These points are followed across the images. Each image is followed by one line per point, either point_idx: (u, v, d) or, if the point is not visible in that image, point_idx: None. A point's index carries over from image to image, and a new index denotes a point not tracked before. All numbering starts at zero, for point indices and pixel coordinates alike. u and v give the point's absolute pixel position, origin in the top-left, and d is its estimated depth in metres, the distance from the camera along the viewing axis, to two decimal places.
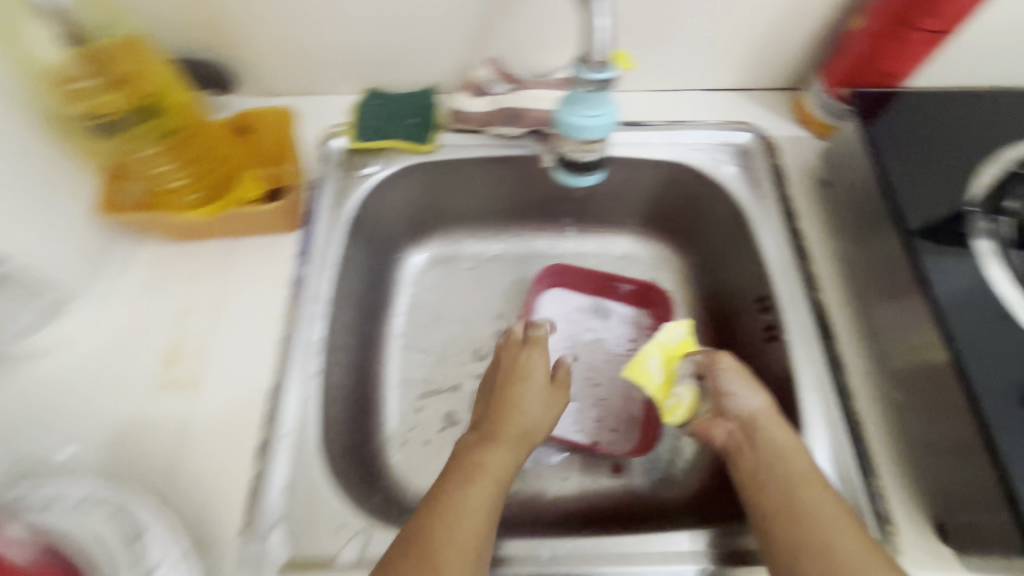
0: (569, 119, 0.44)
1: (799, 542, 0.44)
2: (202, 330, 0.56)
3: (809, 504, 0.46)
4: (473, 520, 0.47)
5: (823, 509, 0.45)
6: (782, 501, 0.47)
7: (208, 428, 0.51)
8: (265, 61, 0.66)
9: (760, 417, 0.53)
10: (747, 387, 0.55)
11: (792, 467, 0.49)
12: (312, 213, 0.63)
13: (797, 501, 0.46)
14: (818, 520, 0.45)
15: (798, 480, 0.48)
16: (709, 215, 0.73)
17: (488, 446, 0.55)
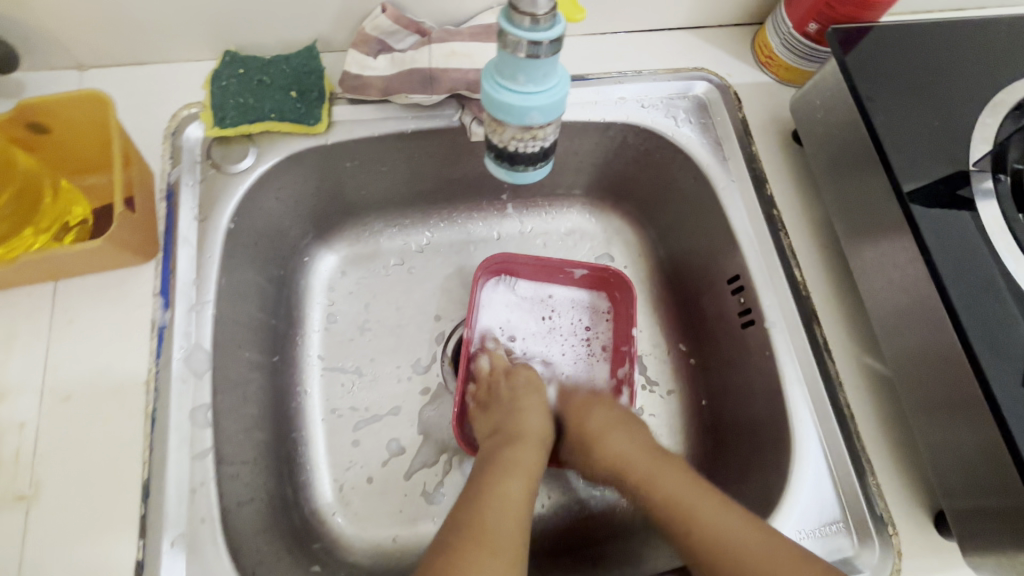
0: (498, 96, 0.31)
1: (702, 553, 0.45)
2: (32, 415, 0.41)
3: (704, 518, 0.46)
4: (511, 523, 0.46)
5: (709, 518, 0.46)
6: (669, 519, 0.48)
7: (57, 553, 0.38)
8: (62, 20, 0.47)
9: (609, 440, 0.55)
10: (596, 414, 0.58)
11: (671, 484, 0.49)
12: (172, 231, 0.48)
13: (678, 512, 0.48)
14: (716, 535, 0.45)
15: (674, 499, 0.48)
16: (666, 181, 0.63)
17: (517, 447, 0.53)
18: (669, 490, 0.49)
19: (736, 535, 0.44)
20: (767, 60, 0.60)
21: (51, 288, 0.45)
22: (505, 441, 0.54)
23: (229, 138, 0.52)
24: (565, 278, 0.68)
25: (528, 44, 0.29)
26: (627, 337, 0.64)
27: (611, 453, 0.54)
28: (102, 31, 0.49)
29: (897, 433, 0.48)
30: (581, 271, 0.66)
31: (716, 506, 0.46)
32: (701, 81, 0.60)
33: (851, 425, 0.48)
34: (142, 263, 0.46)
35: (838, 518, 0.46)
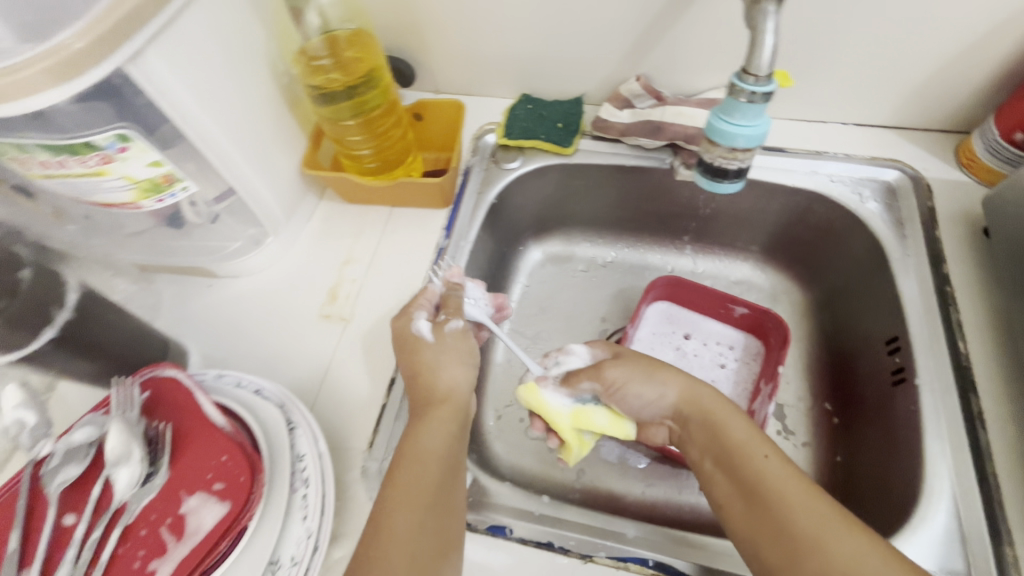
0: (719, 125, 0.47)
1: (752, 521, 0.46)
2: (360, 276, 0.66)
3: (758, 485, 0.47)
4: (424, 470, 0.46)
5: (769, 480, 0.47)
6: (735, 488, 0.49)
7: (352, 357, 0.60)
8: (443, 63, 0.77)
9: (684, 408, 0.56)
10: (648, 388, 0.57)
11: (737, 442, 0.51)
12: (463, 192, 0.72)
13: (748, 482, 0.48)
14: (766, 489, 0.46)
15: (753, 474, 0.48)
16: (843, 250, 0.71)
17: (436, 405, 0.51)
18: (754, 468, 0.48)
19: (794, 502, 0.45)
20: (967, 162, 0.66)
21: (387, 210, 0.71)
22: (423, 398, 0.52)
23: (509, 147, 0.76)
24: (726, 312, 0.78)
25: (750, 92, 0.44)
26: (774, 375, 0.72)
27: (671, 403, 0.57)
28: (458, 71, 0.78)
29: None
30: (743, 309, 0.75)
31: (773, 463, 0.48)
32: (895, 170, 0.68)
33: (995, 495, 0.49)
34: (439, 208, 0.71)
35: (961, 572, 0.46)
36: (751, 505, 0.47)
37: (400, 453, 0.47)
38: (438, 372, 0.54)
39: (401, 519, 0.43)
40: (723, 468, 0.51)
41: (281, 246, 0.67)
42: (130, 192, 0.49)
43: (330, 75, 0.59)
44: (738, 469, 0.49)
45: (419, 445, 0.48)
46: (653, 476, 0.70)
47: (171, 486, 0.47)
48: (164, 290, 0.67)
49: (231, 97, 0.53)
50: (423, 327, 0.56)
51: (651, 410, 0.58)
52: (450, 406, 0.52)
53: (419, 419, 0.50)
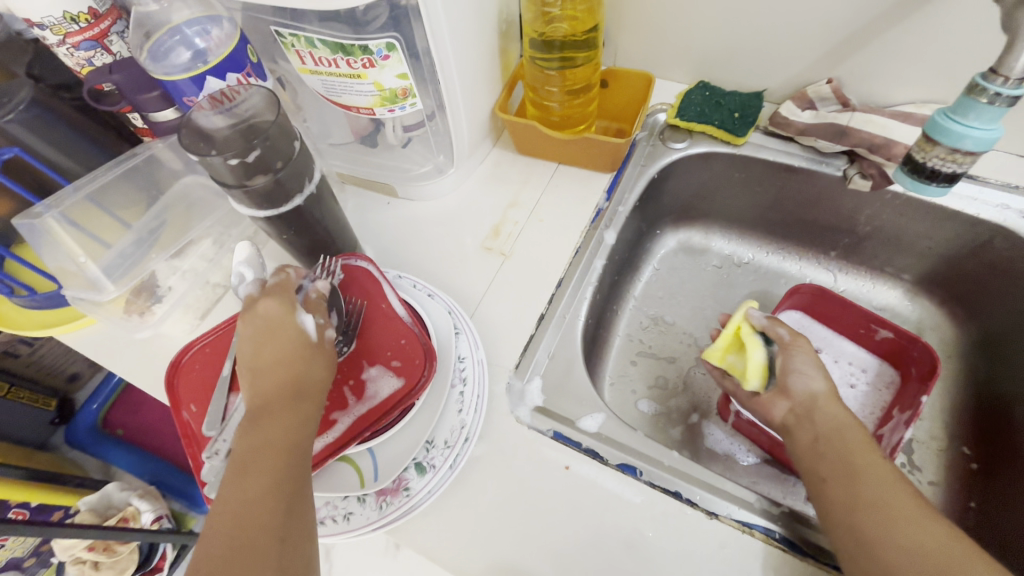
0: (947, 124, 0.46)
1: (850, 500, 0.46)
2: (521, 220, 0.71)
3: (865, 491, 0.45)
4: (265, 454, 0.40)
5: (878, 492, 0.45)
6: (838, 467, 0.48)
7: (507, 289, 0.65)
8: (630, 40, 0.80)
9: (821, 398, 0.54)
10: (811, 370, 0.56)
11: (853, 449, 0.49)
12: (627, 161, 0.75)
13: (852, 468, 0.48)
14: (871, 479, 0.46)
15: (859, 465, 0.47)
16: (1019, 294, 0.67)
17: (286, 369, 0.46)
18: (865, 459, 0.48)
19: (900, 520, 0.43)
20: None
21: (553, 166, 0.76)
22: (261, 350, 0.47)
23: (678, 128, 0.78)
24: (866, 334, 0.75)
25: (993, 93, 0.43)
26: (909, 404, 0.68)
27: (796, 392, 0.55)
28: (643, 49, 0.81)
29: None
30: (888, 333, 0.72)
31: (879, 459, 0.48)
32: None
33: None
34: (602, 173, 0.74)
35: None
36: (855, 487, 0.46)
37: (261, 416, 0.43)
38: (284, 356, 0.46)
39: (237, 489, 0.39)
40: (829, 460, 0.49)
41: (456, 180, 0.74)
42: (371, 99, 0.57)
43: (556, 24, 0.64)
44: (850, 469, 0.48)
45: (274, 421, 0.43)
46: (761, 474, 0.69)
47: (357, 354, 0.54)
48: (348, 198, 0.75)
49: (467, 31, 0.59)
50: (307, 321, 0.49)
51: (803, 382, 0.55)
52: (317, 398, 0.46)
53: (273, 394, 0.44)
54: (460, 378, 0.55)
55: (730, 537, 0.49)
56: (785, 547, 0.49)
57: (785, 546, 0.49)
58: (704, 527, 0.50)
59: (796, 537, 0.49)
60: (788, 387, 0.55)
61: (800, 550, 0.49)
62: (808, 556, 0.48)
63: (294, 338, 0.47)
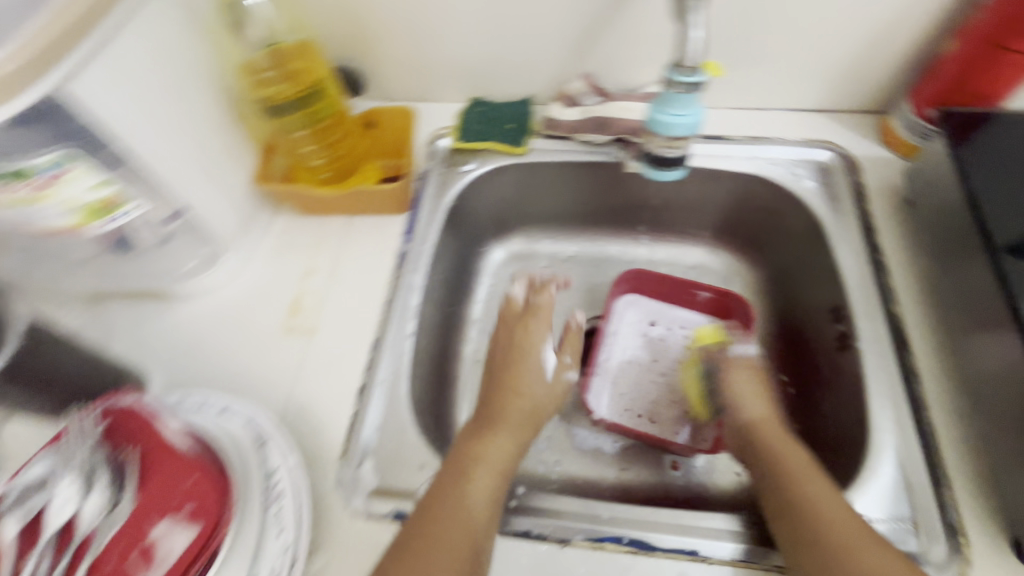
0: (657, 116, 0.49)
1: (801, 537, 0.48)
2: (321, 287, 0.66)
3: (813, 494, 0.50)
4: (457, 530, 0.48)
5: (824, 490, 0.50)
6: (788, 503, 0.50)
7: (319, 368, 0.60)
8: (390, 71, 0.78)
9: (760, 424, 0.61)
10: (753, 402, 0.64)
11: (801, 484, 0.51)
12: (419, 199, 0.73)
13: (801, 503, 0.49)
14: (824, 513, 0.48)
15: (808, 499, 0.49)
16: (786, 229, 0.74)
17: (483, 442, 0.59)
18: (812, 493, 0.50)
19: (839, 509, 0.48)
20: (889, 139, 0.70)
21: (345, 218, 0.71)
22: (480, 438, 0.60)
23: (465, 150, 0.77)
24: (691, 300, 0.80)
25: (683, 83, 0.47)
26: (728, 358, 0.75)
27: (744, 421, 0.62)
28: (408, 76, 0.78)
29: (981, 464, 0.51)
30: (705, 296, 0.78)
31: (822, 490, 0.50)
32: (826, 150, 0.72)
33: (933, 445, 0.52)
34: (396, 214, 0.71)
35: (906, 518, 0.50)
36: (801, 521, 0.48)
37: (469, 461, 0.55)
38: (535, 412, 0.68)
39: (452, 498, 0.51)
40: (777, 494, 0.52)
41: (239, 264, 0.66)
42: (74, 216, 0.48)
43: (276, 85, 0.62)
44: (797, 503, 0.50)
45: (472, 471, 0.54)
46: (626, 460, 0.72)
47: (138, 511, 0.41)
48: (115, 316, 0.65)
49: (170, 114, 0.52)
50: (546, 361, 0.72)
51: (740, 412, 0.63)
52: (506, 451, 0.60)
53: (502, 424, 0.64)
54: (271, 495, 0.50)
55: (584, 559, 0.50)
56: (636, 549, 0.50)
57: (636, 547, 0.50)
58: (559, 558, 0.50)
59: (662, 537, 0.51)
60: (733, 417, 0.64)
61: (650, 546, 0.50)
62: (695, 553, 0.50)
63: (548, 390, 0.71)
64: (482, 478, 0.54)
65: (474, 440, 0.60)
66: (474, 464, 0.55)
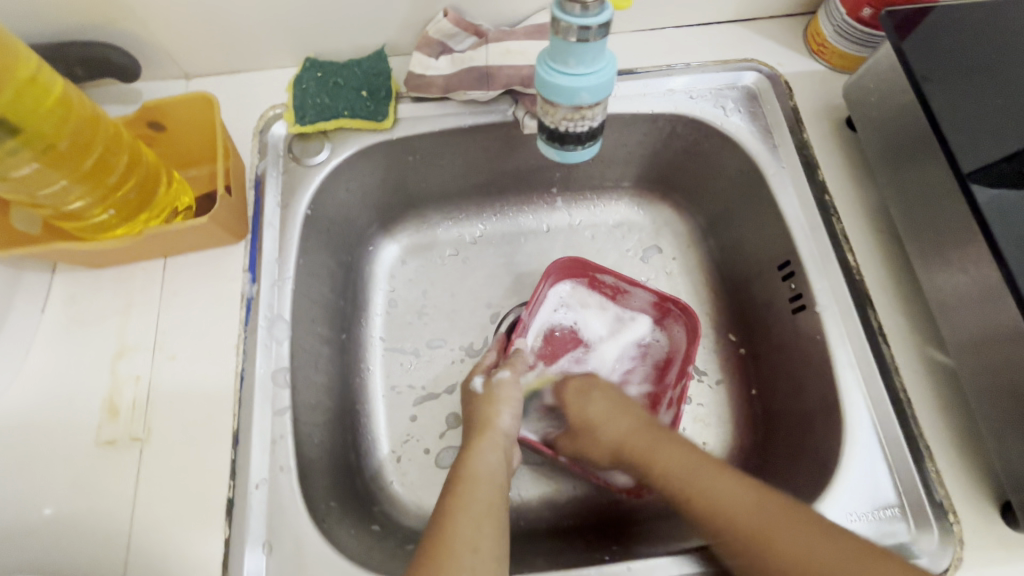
0: (552, 80, 0.35)
1: (756, 559, 0.41)
2: (145, 370, 0.48)
3: (704, 495, 0.45)
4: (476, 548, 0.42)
5: (703, 477, 0.46)
6: (721, 526, 0.43)
7: (164, 489, 0.44)
8: (175, 39, 0.55)
9: (632, 434, 0.52)
10: (604, 405, 0.55)
11: (708, 492, 0.45)
12: (259, 216, 0.54)
13: (739, 522, 0.42)
14: (756, 527, 0.42)
15: (735, 517, 0.43)
16: (714, 171, 0.64)
17: (478, 446, 0.51)
18: (728, 505, 0.44)
19: (731, 508, 0.43)
20: (819, 48, 0.59)
21: (161, 263, 0.51)
22: (465, 452, 0.50)
23: (308, 134, 0.58)
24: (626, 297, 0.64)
25: (579, 28, 0.32)
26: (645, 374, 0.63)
27: (612, 438, 0.53)
28: (205, 42, 0.56)
29: (956, 422, 0.46)
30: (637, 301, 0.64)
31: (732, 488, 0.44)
32: (751, 71, 0.60)
33: (908, 412, 0.47)
34: (234, 243, 0.52)
35: (893, 502, 0.45)
36: (738, 538, 0.42)
37: (457, 487, 0.46)
38: (482, 424, 0.53)
39: (466, 526, 0.43)
40: (698, 516, 0.45)
41: (8, 363, 0.46)
42: None
43: None
44: (734, 522, 0.43)
45: (470, 479, 0.47)
46: None
47: None
48: None
49: None
50: (478, 382, 0.57)
51: (609, 426, 0.54)
52: (494, 453, 0.50)
53: (483, 434, 0.52)
54: None
55: None
56: None
57: None
58: None
59: None
60: (597, 434, 0.54)
61: None
62: None
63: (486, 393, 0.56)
64: (472, 501, 0.45)
65: (458, 460, 0.50)
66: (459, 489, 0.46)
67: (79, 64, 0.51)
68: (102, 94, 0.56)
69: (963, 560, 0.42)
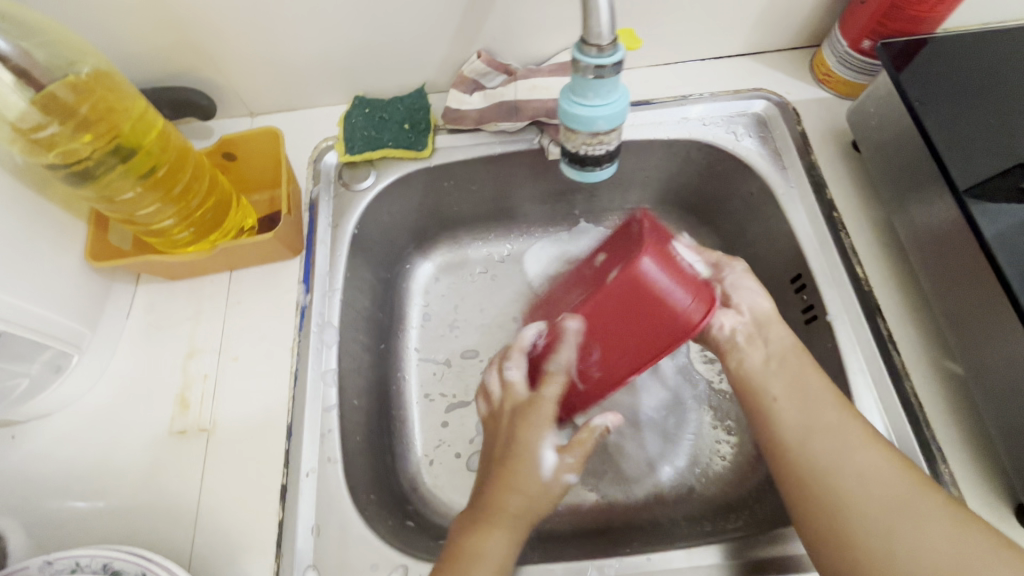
0: (573, 110, 0.40)
1: (889, 544, 0.39)
2: (212, 369, 0.54)
3: (849, 462, 0.43)
4: None
5: (865, 466, 0.42)
6: (878, 507, 0.40)
7: (225, 475, 0.49)
8: (244, 82, 0.63)
9: (771, 318, 0.53)
10: (756, 289, 0.54)
11: (859, 469, 0.42)
12: (312, 234, 0.60)
13: (899, 508, 0.40)
14: (907, 516, 0.39)
15: (890, 496, 0.40)
16: (728, 191, 0.68)
17: (487, 517, 0.46)
18: (884, 484, 0.41)
19: (873, 487, 0.41)
20: (824, 78, 0.64)
21: (227, 276, 0.58)
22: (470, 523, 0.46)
23: (356, 163, 0.65)
24: (620, 239, 0.54)
25: (596, 66, 0.38)
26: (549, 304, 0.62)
27: (737, 365, 0.52)
28: (269, 83, 0.64)
29: (969, 427, 0.48)
30: (604, 256, 0.56)
31: (874, 458, 0.42)
32: (760, 99, 0.65)
33: (920, 416, 0.49)
34: (291, 258, 0.59)
35: None
36: (873, 522, 0.40)
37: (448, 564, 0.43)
38: (508, 481, 0.47)
39: None
40: (816, 495, 0.42)
41: (97, 362, 0.53)
42: None
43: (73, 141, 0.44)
44: (898, 506, 0.40)
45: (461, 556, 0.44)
46: (607, 472, 0.62)
47: None
48: None
49: None
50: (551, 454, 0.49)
51: (748, 299, 0.54)
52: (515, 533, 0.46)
53: (500, 513, 0.46)
54: None
55: None
56: None
57: None
58: None
59: None
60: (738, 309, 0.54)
61: None
62: None
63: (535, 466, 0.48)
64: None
65: (467, 526, 0.46)
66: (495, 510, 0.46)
67: (167, 105, 0.60)
68: (186, 131, 0.65)
69: None
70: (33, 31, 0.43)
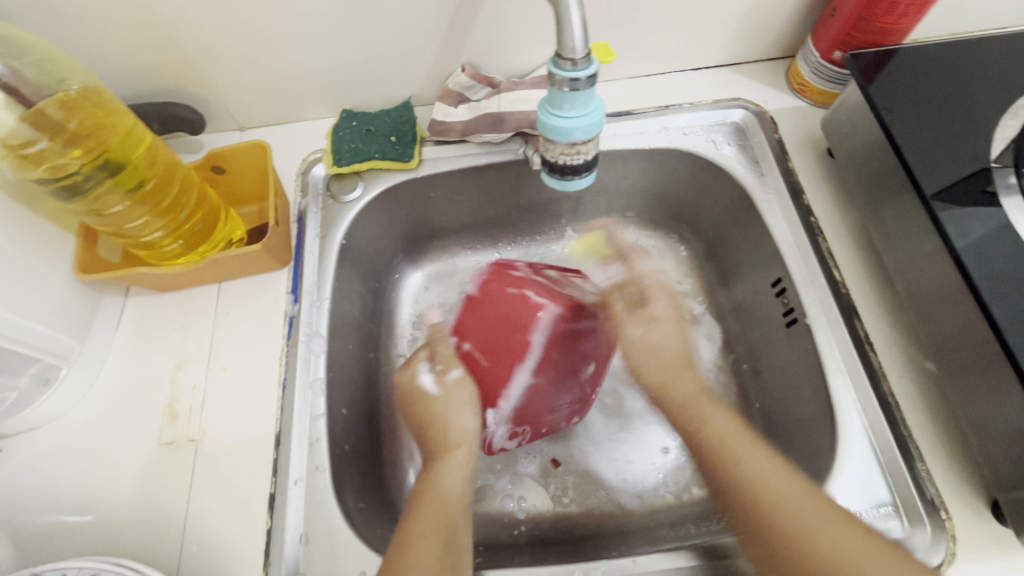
0: (550, 121, 0.42)
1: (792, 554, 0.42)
2: (200, 380, 0.54)
3: (746, 475, 0.46)
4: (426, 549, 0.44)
5: (768, 481, 0.45)
6: (777, 521, 0.43)
7: (213, 486, 0.50)
8: (233, 97, 0.65)
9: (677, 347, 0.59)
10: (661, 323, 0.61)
11: (765, 483, 0.45)
12: (301, 245, 0.61)
13: (798, 524, 0.42)
14: (807, 527, 0.42)
15: (793, 512, 0.43)
16: (710, 198, 0.69)
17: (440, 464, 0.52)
18: (789, 502, 0.43)
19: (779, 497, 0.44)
20: (799, 87, 0.66)
21: (216, 287, 0.59)
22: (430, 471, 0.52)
23: (344, 175, 0.66)
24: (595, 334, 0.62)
25: (571, 80, 0.39)
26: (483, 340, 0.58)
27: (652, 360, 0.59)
28: (258, 98, 0.65)
29: (944, 424, 0.49)
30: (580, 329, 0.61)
31: (783, 475, 0.45)
32: (739, 109, 0.67)
33: (897, 414, 0.50)
34: (279, 269, 0.60)
35: (887, 501, 0.47)
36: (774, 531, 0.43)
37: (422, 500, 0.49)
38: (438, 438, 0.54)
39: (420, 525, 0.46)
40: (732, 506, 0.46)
41: (85, 375, 0.53)
42: None
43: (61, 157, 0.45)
44: (796, 522, 0.43)
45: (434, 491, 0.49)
46: (596, 476, 0.63)
47: None
48: None
49: None
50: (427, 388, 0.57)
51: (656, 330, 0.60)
52: (463, 463, 0.53)
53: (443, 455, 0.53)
54: None
55: None
56: None
57: None
58: None
59: None
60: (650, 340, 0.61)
61: None
62: None
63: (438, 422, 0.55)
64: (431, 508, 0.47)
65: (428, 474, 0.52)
66: (422, 502, 0.48)
67: (156, 120, 0.61)
68: (175, 146, 0.66)
69: (957, 555, 0.44)
70: (23, 50, 0.44)
